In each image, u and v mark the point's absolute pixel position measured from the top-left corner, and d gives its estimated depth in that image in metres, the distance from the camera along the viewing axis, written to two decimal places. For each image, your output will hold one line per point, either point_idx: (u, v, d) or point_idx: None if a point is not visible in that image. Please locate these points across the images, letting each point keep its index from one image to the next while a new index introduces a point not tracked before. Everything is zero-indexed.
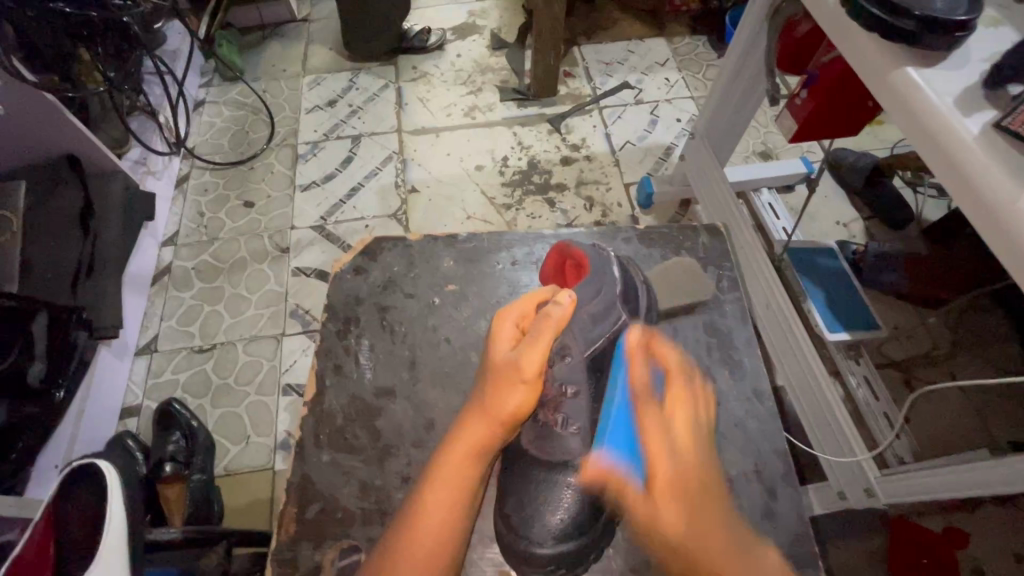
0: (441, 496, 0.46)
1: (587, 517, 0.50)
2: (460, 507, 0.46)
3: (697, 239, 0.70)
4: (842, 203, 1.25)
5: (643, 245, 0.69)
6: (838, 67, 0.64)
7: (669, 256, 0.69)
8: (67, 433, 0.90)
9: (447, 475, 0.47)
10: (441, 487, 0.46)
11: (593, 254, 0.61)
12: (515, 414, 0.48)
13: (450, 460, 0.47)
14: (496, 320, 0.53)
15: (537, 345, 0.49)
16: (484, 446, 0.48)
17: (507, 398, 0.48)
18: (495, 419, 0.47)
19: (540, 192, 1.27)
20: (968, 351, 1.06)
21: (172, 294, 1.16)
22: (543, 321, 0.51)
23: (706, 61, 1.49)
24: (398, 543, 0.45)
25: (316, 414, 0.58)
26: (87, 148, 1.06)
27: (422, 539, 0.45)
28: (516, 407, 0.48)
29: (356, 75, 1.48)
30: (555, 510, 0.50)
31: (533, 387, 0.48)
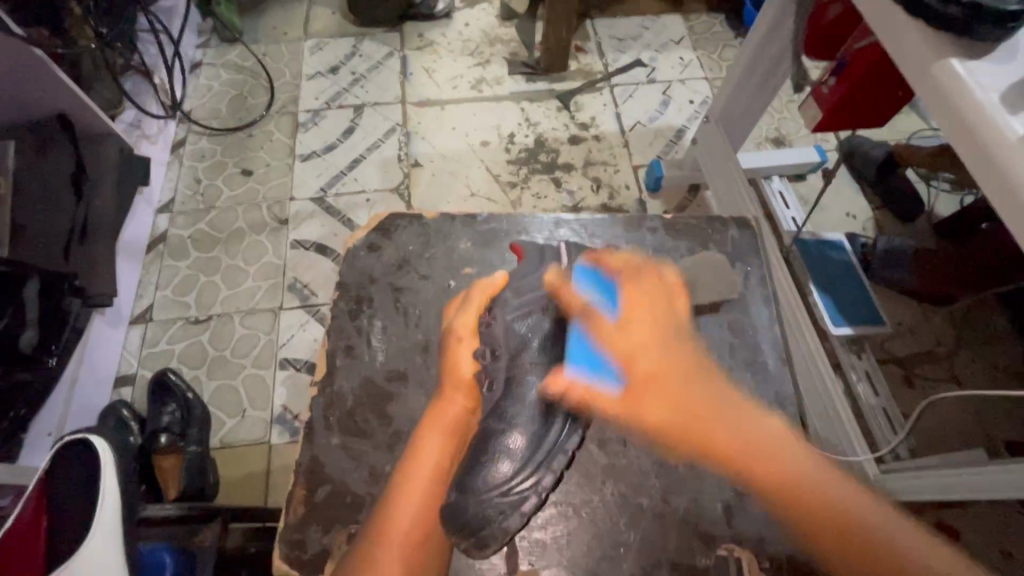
0: (413, 494, 0.47)
1: (538, 456, 0.49)
2: (438, 494, 0.48)
3: (725, 231, 0.68)
4: (854, 194, 1.23)
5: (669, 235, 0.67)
6: (873, 52, 0.61)
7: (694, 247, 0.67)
8: (62, 398, 0.89)
9: (422, 461, 0.48)
10: (420, 468, 0.48)
11: (534, 249, 0.59)
12: (473, 380, 0.53)
13: (430, 421, 0.51)
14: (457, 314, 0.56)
15: (471, 303, 0.56)
16: (458, 427, 0.51)
17: (462, 359, 0.54)
18: (459, 388, 0.53)
19: (547, 171, 1.24)
20: (973, 350, 1.06)
21: (167, 263, 1.14)
22: (476, 287, 0.57)
23: (722, 41, 1.44)
24: (377, 528, 0.46)
25: (326, 394, 0.56)
26: (77, 106, 1.01)
27: (402, 516, 0.46)
28: (471, 369, 0.53)
29: (360, 41, 1.43)
30: (506, 457, 0.48)
31: (473, 338, 0.55)
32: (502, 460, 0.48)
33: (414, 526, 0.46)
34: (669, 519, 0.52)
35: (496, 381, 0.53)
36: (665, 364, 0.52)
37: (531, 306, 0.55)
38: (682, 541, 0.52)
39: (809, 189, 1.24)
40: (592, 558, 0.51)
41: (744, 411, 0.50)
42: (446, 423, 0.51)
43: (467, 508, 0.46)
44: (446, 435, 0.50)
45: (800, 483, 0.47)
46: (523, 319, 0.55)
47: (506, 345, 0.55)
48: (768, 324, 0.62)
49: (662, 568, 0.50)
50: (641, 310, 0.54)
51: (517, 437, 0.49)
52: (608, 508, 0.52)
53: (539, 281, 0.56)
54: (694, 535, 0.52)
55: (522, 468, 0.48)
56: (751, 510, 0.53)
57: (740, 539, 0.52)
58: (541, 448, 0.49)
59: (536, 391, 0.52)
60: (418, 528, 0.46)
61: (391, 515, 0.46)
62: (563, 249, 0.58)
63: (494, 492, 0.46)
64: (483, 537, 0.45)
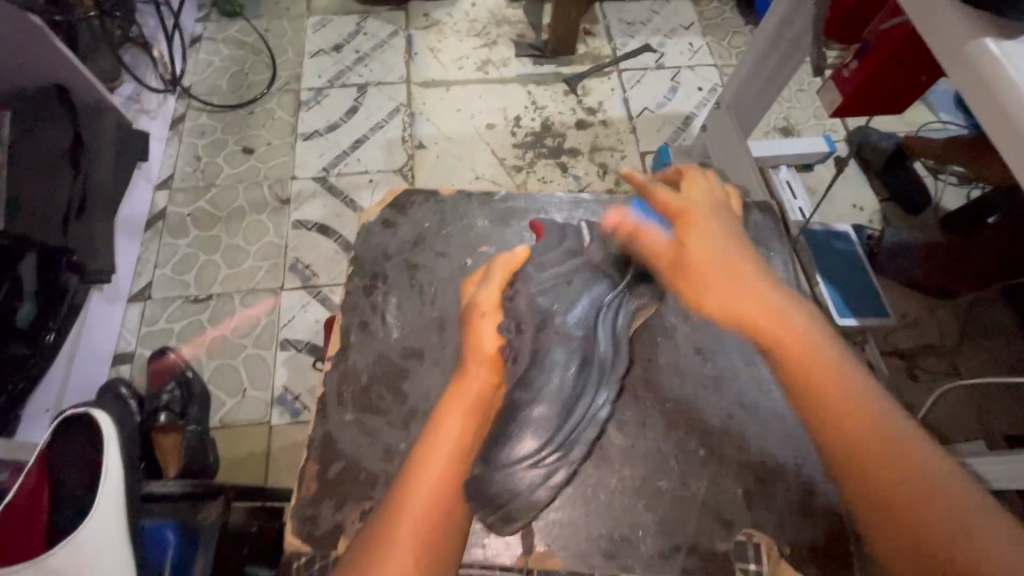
0: (438, 454, 0.44)
1: (562, 431, 0.50)
2: (461, 469, 0.44)
3: (746, 215, 0.67)
4: (861, 185, 1.22)
5: None
6: (900, 34, 0.60)
7: None
8: (60, 374, 0.88)
9: (443, 436, 0.45)
10: (443, 439, 0.45)
11: (557, 229, 0.60)
12: (497, 355, 0.51)
13: (453, 400, 0.47)
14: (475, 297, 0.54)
15: (492, 280, 0.54)
16: (482, 404, 0.47)
17: (485, 335, 0.51)
18: (482, 362, 0.49)
19: (553, 155, 1.23)
20: (977, 344, 1.06)
21: (167, 241, 1.12)
22: (495, 263, 0.56)
23: (733, 28, 1.42)
24: (391, 512, 0.42)
25: (339, 371, 0.55)
26: (75, 77, 0.98)
27: (421, 494, 0.42)
28: (494, 344, 0.51)
29: (364, 19, 1.40)
30: (529, 434, 0.48)
31: (496, 313, 0.53)
32: (526, 437, 0.48)
33: (433, 501, 0.42)
34: (687, 503, 0.52)
35: (521, 356, 0.52)
36: (720, 260, 0.49)
37: (555, 281, 0.56)
38: (700, 525, 0.51)
39: (818, 179, 1.23)
40: (610, 540, 0.50)
41: (806, 325, 0.46)
42: (472, 397, 0.47)
43: (494, 481, 0.47)
44: (469, 409, 0.47)
45: (851, 399, 0.43)
46: (546, 296, 0.55)
47: (530, 321, 0.54)
48: None
49: (680, 552, 0.50)
50: (698, 228, 0.51)
51: (540, 413, 0.49)
52: (626, 492, 0.52)
53: (561, 259, 0.57)
54: (712, 519, 0.51)
55: (547, 444, 0.49)
56: (774, 496, 0.52)
57: (759, 525, 0.51)
58: (568, 424, 0.50)
59: (561, 365, 0.52)
60: (436, 506, 0.42)
61: (406, 497, 0.42)
62: (585, 228, 0.60)
63: (521, 465, 0.48)
64: (511, 511, 0.48)
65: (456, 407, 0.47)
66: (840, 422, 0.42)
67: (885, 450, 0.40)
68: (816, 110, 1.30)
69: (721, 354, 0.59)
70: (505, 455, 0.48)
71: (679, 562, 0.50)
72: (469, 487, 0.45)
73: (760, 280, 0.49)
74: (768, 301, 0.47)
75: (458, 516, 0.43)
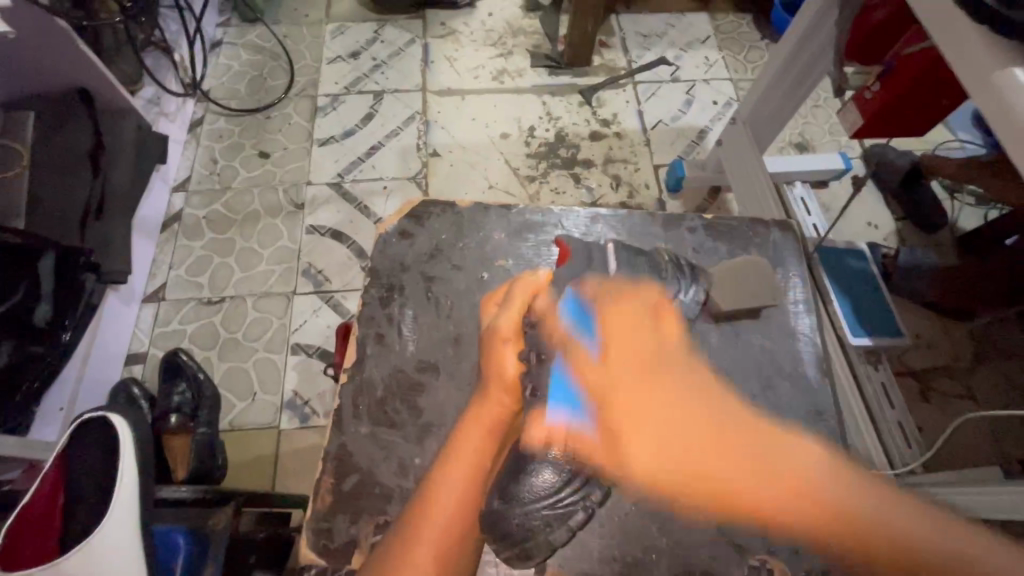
0: (454, 486, 0.46)
1: (585, 459, 0.46)
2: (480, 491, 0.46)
3: (767, 234, 0.67)
4: (876, 203, 1.21)
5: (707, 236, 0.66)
6: (924, 59, 0.59)
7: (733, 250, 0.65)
8: (74, 374, 0.89)
9: (462, 458, 0.47)
10: (462, 458, 0.47)
11: (582, 247, 0.55)
12: (518, 380, 0.50)
13: (474, 422, 0.49)
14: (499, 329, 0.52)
15: (513, 304, 0.53)
16: (500, 426, 0.49)
17: (505, 361, 0.51)
18: (504, 389, 0.50)
19: (566, 167, 1.23)
20: (992, 366, 1.05)
21: (182, 243, 1.13)
22: (518, 285, 0.54)
23: (749, 42, 1.42)
24: (413, 523, 0.44)
25: (355, 381, 0.55)
26: (97, 82, 1.00)
27: (441, 514, 0.45)
28: (516, 371, 0.50)
29: (382, 27, 1.41)
30: (550, 466, 0.46)
31: (518, 340, 0.52)
32: (546, 471, 0.46)
33: (449, 527, 0.44)
34: (701, 526, 0.51)
35: (541, 385, 0.48)
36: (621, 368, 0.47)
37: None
38: (714, 549, 0.51)
39: (832, 196, 1.23)
40: (623, 562, 0.50)
41: (752, 429, 0.45)
42: (490, 424, 0.49)
43: (511, 519, 0.45)
44: (488, 434, 0.48)
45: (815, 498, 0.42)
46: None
47: (556, 345, 0.51)
48: (807, 333, 0.61)
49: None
50: (621, 335, 0.49)
51: (562, 445, 0.47)
52: (641, 515, 0.51)
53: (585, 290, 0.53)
54: (726, 544, 0.51)
55: (568, 478, 0.46)
56: None
57: (773, 551, 0.51)
58: (592, 458, 0.47)
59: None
60: (457, 526, 0.44)
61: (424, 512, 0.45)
62: (612, 253, 0.55)
63: (541, 503, 0.45)
64: (528, 549, 0.45)
65: (476, 430, 0.49)
66: (843, 536, 0.41)
67: (855, 519, 0.41)
68: (832, 127, 1.29)
69: (737, 375, 0.58)
70: (520, 489, 0.45)
71: None
72: (486, 517, 0.45)
73: (679, 403, 0.45)
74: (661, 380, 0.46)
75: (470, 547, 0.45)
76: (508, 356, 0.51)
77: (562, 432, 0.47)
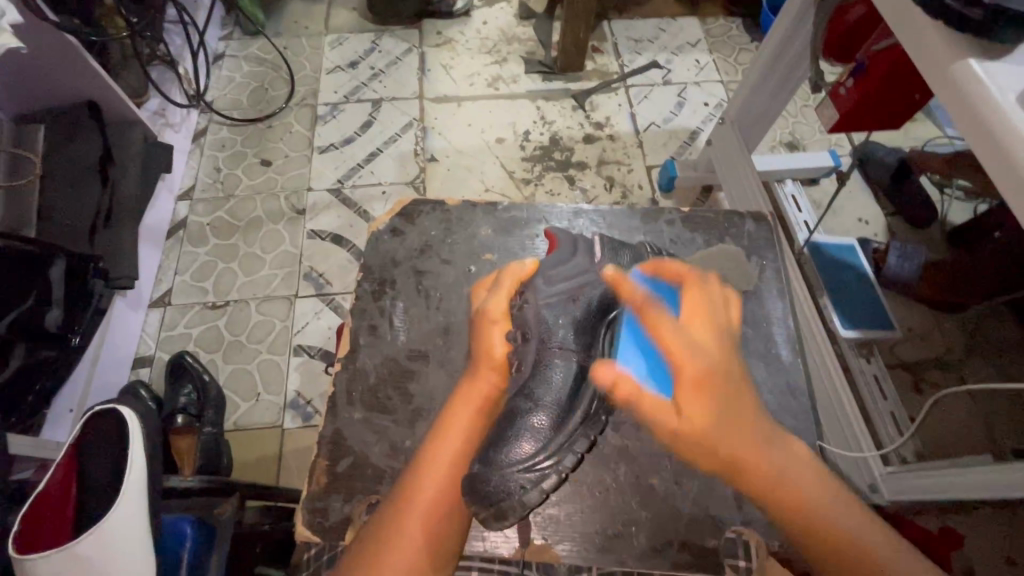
0: (443, 464, 0.46)
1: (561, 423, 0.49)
2: (465, 463, 0.46)
3: (747, 226, 0.69)
4: (866, 200, 1.24)
5: (689, 228, 0.68)
6: (889, 55, 0.62)
7: (713, 241, 0.67)
8: (84, 375, 0.92)
9: (453, 428, 0.47)
10: (450, 436, 0.47)
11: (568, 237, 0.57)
12: (505, 360, 0.50)
13: (462, 399, 0.48)
14: (481, 325, 0.51)
15: (501, 288, 0.52)
16: (488, 403, 0.48)
17: (494, 341, 0.50)
18: (493, 367, 0.49)
19: (560, 168, 1.26)
20: (982, 356, 1.06)
21: (187, 248, 1.16)
22: (505, 272, 0.54)
23: (739, 45, 1.45)
24: (405, 488, 0.45)
25: (349, 371, 0.58)
26: (106, 94, 1.03)
27: (432, 480, 0.45)
28: (504, 351, 0.49)
29: (380, 37, 1.45)
30: (529, 438, 0.47)
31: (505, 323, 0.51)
32: (525, 441, 0.47)
33: (443, 498, 0.44)
34: (681, 501, 0.53)
35: (525, 363, 0.52)
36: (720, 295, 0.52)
37: (563, 295, 0.54)
38: (692, 521, 0.53)
39: (822, 193, 1.25)
40: (604, 535, 0.52)
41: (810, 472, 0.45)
42: (479, 401, 0.48)
43: (489, 478, 0.45)
44: (478, 408, 0.48)
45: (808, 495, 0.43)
46: (553, 308, 0.53)
47: (536, 329, 0.53)
48: (784, 319, 0.62)
49: (672, 547, 0.52)
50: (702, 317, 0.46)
51: (540, 417, 0.49)
52: (623, 489, 0.53)
53: (571, 276, 0.55)
54: (704, 517, 0.53)
55: (543, 445, 0.47)
56: None
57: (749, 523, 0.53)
58: (564, 429, 0.48)
59: (561, 377, 0.51)
60: (442, 492, 0.45)
61: (414, 488, 0.45)
62: (597, 244, 0.57)
63: (517, 465, 0.46)
64: (503, 509, 0.44)
65: (466, 407, 0.48)
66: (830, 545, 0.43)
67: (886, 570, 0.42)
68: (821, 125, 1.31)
69: None
70: (498, 451, 0.46)
71: (671, 557, 0.51)
72: (465, 481, 0.45)
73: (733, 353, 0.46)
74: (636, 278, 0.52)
75: (458, 514, 0.45)
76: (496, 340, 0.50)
77: (540, 405, 0.49)
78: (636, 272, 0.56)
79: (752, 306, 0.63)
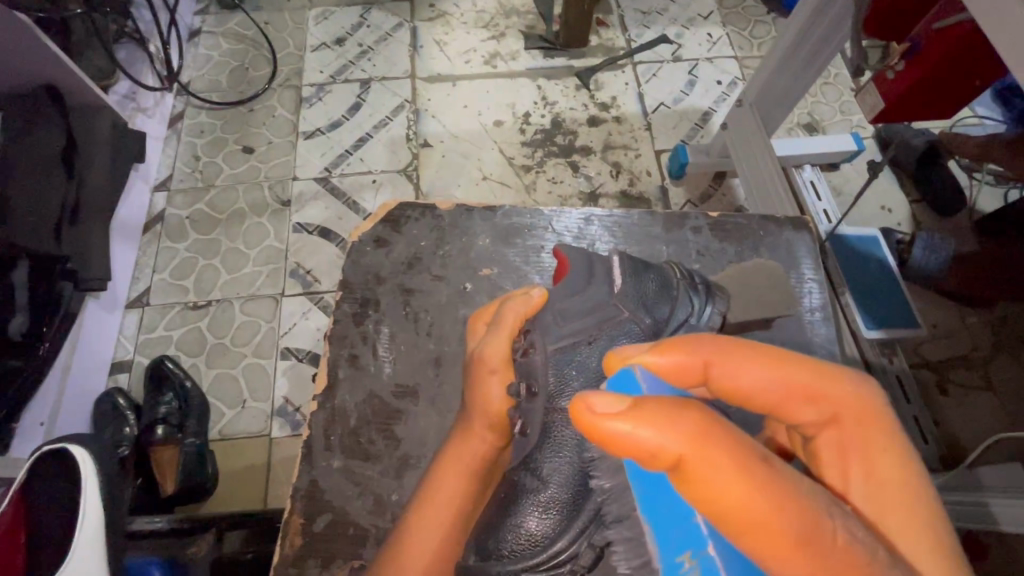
0: (428, 539, 0.42)
1: (571, 508, 0.39)
2: (456, 537, 0.42)
3: (779, 232, 0.62)
4: (891, 186, 1.15)
5: (713, 237, 0.61)
6: (945, 40, 0.55)
7: (739, 252, 0.61)
8: (54, 387, 0.86)
9: (440, 499, 0.43)
10: (438, 504, 0.43)
11: (581, 258, 0.50)
12: (504, 415, 0.46)
13: (450, 464, 0.44)
14: (474, 371, 0.47)
15: (502, 327, 0.47)
16: (483, 465, 0.45)
17: (491, 392, 0.46)
18: (489, 424, 0.45)
19: (563, 154, 1.17)
20: (1011, 354, 1.00)
21: (165, 245, 1.09)
22: (508, 306, 0.48)
23: (754, 17, 1.35)
24: (387, 564, 0.41)
25: (328, 410, 0.51)
26: (68, 78, 0.94)
27: (418, 555, 0.41)
28: (502, 404, 0.46)
29: (368, 11, 1.34)
30: (532, 524, 0.40)
31: (507, 371, 0.46)
32: (528, 527, 0.39)
33: None
34: None
35: (532, 423, 0.45)
36: (854, 417, 0.32)
37: (577, 334, 0.47)
38: None
39: (844, 179, 1.17)
40: None
41: None
42: (472, 462, 0.44)
43: None
44: (470, 474, 0.44)
45: None
46: (564, 352, 0.47)
47: (545, 380, 0.46)
48: (819, 343, 0.56)
49: None
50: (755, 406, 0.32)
51: (545, 494, 0.41)
52: None
53: (586, 307, 0.48)
54: None
55: (550, 538, 0.38)
56: None
57: None
58: (580, 512, 0.38)
59: (575, 443, 0.43)
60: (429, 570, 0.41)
61: (398, 565, 0.41)
62: (617, 266, 0.49)
63: (520, 562, 0.38)
64: None
65: (454, 471, 0.44)
66: None
67: None
68: (842, 105, 1.23)
69: None
70: (497, 543, 0.40)
71: None
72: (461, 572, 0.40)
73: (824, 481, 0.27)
74: (759, 488, 0.25)
75: None
76: (495, 389, 0.46)
77: (545, 481, 0.41)
78: (661, 300, 0.48)
79: (789, 328, 0.56)
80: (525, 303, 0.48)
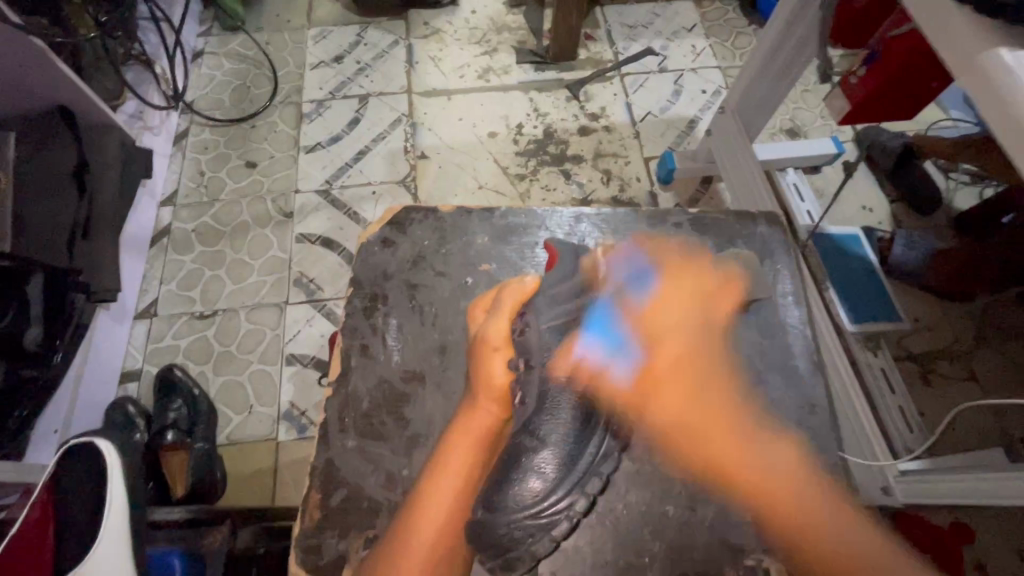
0: (442, 500, 0.48)
1: (566, 466, 0.48)
2: (466, 498, 0.48)
3: (755, 228, 0.66)
4: (871, 186, 1.20)
5: (694, 231, 0.65)
6: (902, 44, 0.60)
7: (721, 245, 0.64)
8: (69, 394, 0.89)
9: (449, 470, 0.49)
10: (449, 471, 0.49)
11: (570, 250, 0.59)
12: (506, 389, 0.52)
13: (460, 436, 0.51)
14: (480, 347, 0.54)
15: (502, 310, 0.55)
16: (487, 435, 0.51)
17: (495, 366, 0.53)
18: (494, 398, 0.52)
19: (556, 163, 1.22)
20: (990, 344, 1.04)
21: (172, 257, 1.12)
22: (505, 292, 0.56)
23: (736, 28, 1.41)
24: (406, 521, 0.48)
25: (341, 396, 0.55)
26: (78, 98, 0.98)
27: (432, 514, 0.48)
28: (505, 378, 0.52)
29: (365, 30, 1.39)
30: (534, 481, 0.47)
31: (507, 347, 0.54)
32: (530, 482, 0.47)
33: (438, 540, 0.47)
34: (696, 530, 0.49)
35: (529, 394, 0.51)
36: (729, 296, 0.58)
37: (569, 314, 0.55)
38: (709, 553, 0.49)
39: (826, 181, 1.21)
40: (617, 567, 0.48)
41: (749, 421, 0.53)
42: (477, 434, 0.51)
43: (496, 527, 0.46)
44: (476, 442, 0.51)
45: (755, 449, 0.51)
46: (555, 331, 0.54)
47: (541, 354, 0.53)
48: (796, 326, 0.60)
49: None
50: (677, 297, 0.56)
51: (545, 455, 0.48)
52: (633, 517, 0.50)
53: (574, 293, 0.56)
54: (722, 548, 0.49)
55: (550, 489, 0.47)
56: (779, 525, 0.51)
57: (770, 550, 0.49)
58: (575, 469, 0.48)
59: (570, 410, 0.50)
60: (443, 526, 0.47)
61: (416, 523, 0.48)
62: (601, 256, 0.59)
63: (525, 512, 0.46)
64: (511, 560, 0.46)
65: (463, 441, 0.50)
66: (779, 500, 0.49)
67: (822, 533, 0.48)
68: (822, 111, 1.28)
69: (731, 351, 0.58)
70: (504, 496, 0.47)
71: None
72: (472, 526, 0.47)
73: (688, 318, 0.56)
74: None
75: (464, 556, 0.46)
76: (497, 364, 0.53)
77: (544, 443, 0.49)
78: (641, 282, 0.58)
79: (765, 314, 0.60)
80: (523, 288, 0.56)
